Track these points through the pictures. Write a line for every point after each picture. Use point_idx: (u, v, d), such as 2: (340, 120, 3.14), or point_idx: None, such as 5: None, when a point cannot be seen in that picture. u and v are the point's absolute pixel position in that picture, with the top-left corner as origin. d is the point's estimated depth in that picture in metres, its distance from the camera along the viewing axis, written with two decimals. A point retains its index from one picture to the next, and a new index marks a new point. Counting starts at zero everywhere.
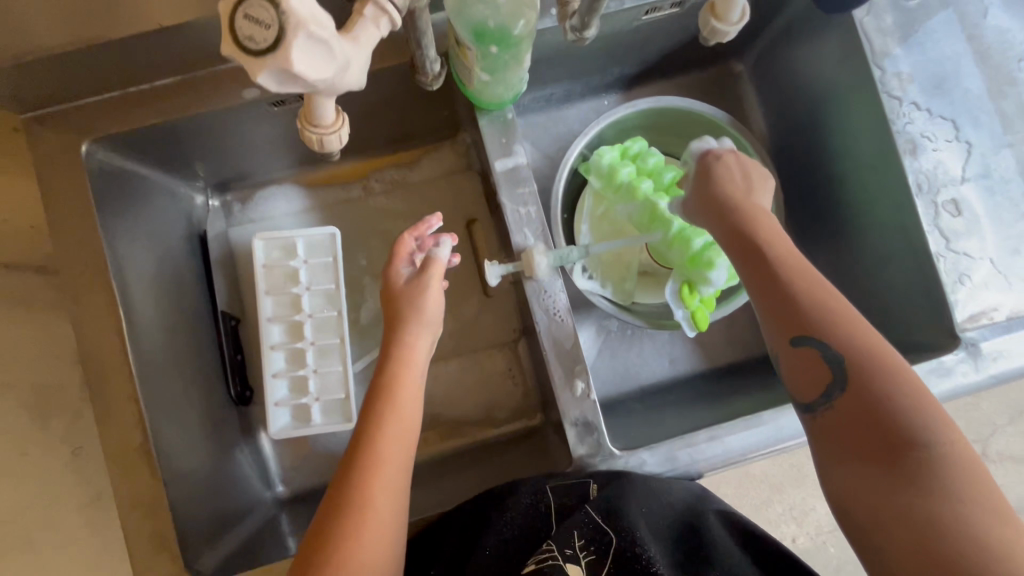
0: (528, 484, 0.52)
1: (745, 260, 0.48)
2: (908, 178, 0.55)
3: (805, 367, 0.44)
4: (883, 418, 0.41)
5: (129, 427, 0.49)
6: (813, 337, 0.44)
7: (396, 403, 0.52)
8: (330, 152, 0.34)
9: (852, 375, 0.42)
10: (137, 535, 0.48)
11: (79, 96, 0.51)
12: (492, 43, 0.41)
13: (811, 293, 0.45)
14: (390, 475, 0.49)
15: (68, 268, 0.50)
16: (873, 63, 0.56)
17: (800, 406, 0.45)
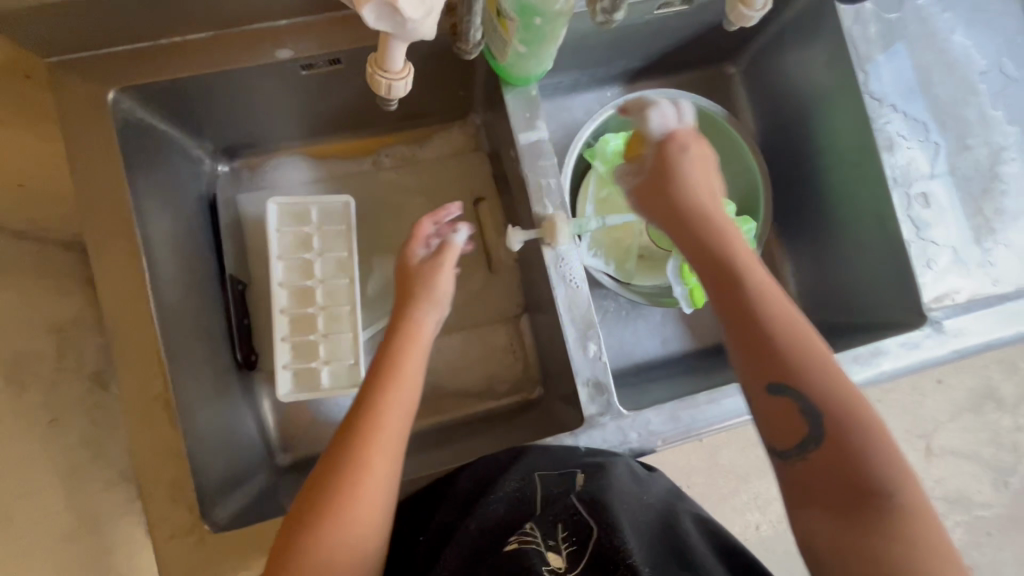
0: (516, 468, 0.53)
1: (724, 296, 0.48)
2: (886, 173, 0.61)
3: (782, 417, 0.45)
4: (851, 466, 0.43)
5: (148, 375, 0.49)
6: (792, 388, 0.45)
7: (399, 381, 0.53)
8: (395, 96, 0.37)
9: (828, 430, 0.44)
10: (155, 482, 0.48)
11: (109, 45, 0.51)
12: (535, 15, 0.45)
13: (791, 335, 0.46)
14: (393, 442, 0.50)
15: (91, 214, 0.49)
16: (858, 68, 0.62)
17: (773, 452, 0.46)
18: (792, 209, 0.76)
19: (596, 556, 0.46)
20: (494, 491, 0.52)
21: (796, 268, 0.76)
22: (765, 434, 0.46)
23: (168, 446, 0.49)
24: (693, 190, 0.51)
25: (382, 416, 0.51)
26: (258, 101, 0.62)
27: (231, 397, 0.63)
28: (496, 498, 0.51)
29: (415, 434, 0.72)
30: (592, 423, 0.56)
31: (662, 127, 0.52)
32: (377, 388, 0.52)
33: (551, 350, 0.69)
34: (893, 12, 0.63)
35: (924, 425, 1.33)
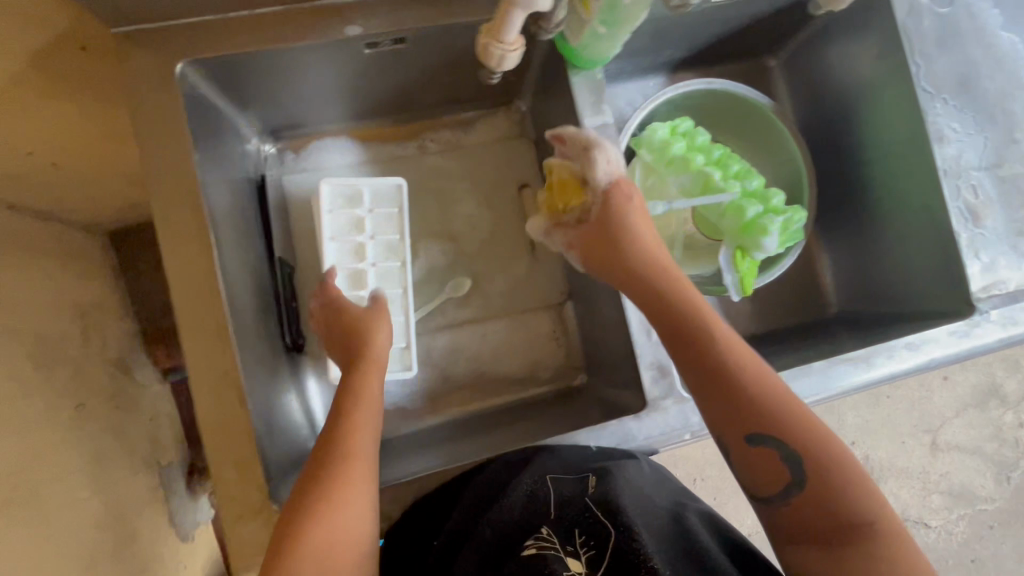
0: (527, 473, 0.54)
1: (684, 344, 0.51)
2: (936, 164, 0.62)
3: (761, 466, 0.48)
4: (827, 495, 0.46)
5: (216, 353, 0.48)
6: (768, 436, 0.47)
7: (359, 407, 0.53)
8: (506, 66, 0.48)
9: (808, 470, 0.46)
10: (222, 460, 0.48)
11: (176, 16, 0.50)
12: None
13: (753, 382, 0.49)
14: (363, 456, 0.50)
15: (158, 188, 0.49)
16: (910, 60, 0.63)
17: (758, 498, 0.49)
18: (832, 201, 0.77)
19: (614, 558, 0.46)
20: (509, 494, 0.53)
21: (837, 256, 0.77)
22: (747, 477, 0.49)
23: (236, 425, 0.49)
24: (639, 239, 0.56)
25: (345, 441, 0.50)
26: (311, 81, 0.61)
27: (281, 380, 0.62)
28: (510, 501, 0.53)
29: (458, 420, 0.72)
30: (655, 406, 0.57)
31: (606, 175, 0.58)
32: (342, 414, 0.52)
33: (598, 337, 0.69)
34: (945, 7, 0.64)
35: (932, 421, 1.36)
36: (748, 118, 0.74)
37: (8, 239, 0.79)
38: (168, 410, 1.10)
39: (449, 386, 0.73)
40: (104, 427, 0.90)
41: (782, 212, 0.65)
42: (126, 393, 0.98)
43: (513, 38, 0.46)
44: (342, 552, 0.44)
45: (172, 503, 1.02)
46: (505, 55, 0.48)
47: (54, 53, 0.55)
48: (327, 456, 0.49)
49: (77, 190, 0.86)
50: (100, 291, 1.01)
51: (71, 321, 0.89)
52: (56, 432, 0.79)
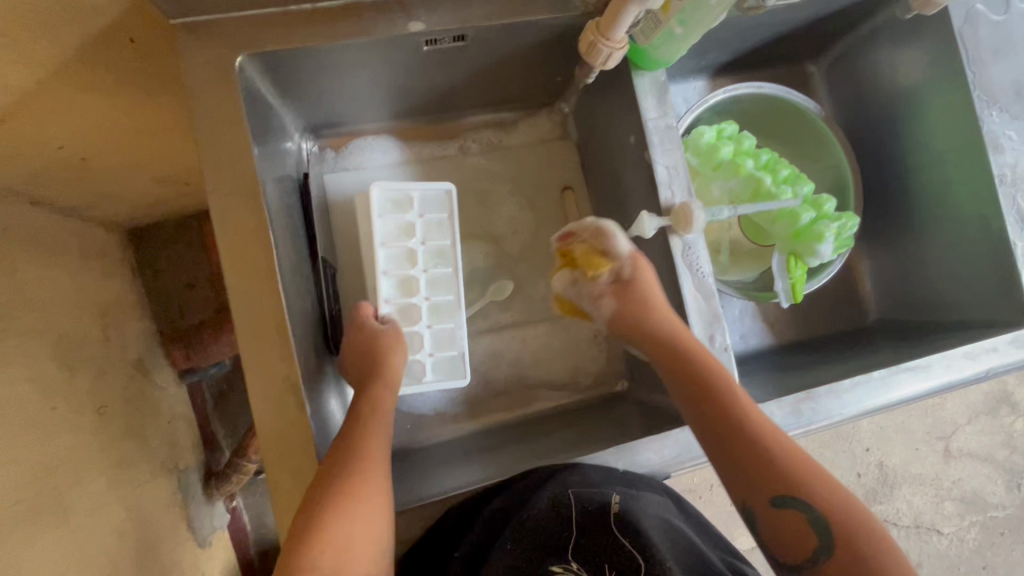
0: (550, 486, 0.53)
1: (704, 408, 0.51)
2: (992, 172, 0.62)
3: (787, 530, 0.47)
4: (859, 563, 0.45)
5: (274, 357, 0.47)
6: (792, 499, 0.47)
7: (368, 438, 0.50)
8: (607, 64, 0.49)
9: (836, 534, 0.46)
10: (279, 464, 0.47)
11: (238, 8, 0.49)
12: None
13: (773, 443, 0.49)
14: (376, 480, 0.48)
15: (217, 186, 0.47)
16: (966, 66, 0.63)
17: (785, 563, 0.48)
18: (875, 208, 0.76)
19: None
20: (531, 508, 0.53)
21: (877, 263, 0.77)
22: (773, 542, 0.48)
23: (294, 431, 0.47)
24: (661, 305, 0.56)
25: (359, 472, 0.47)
26: (360, 78, 0.60)
27: (325, 384, 0.61)
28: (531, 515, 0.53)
29: (499, 426, 0.71)
30: None
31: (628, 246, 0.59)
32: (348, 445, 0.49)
33: None
34: (999, 14, 0.64)
35: (945, 427, 1.36)
36: (793, 124, 0.74)
37: (31, 235, 0.77)
38: (185, 412, 1.07)
39: (488, 390, 0.72)
40: (125, 430, 0.87)
41: (835, 218, 0.64)
42: (145, 395, 0.96)
43: (619, 36, 0.47)
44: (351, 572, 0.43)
45: (191, 508, 0.99)
46: (611, 53, 0.49)
47: (102, 45, 0.53)
48: (332, 481, 0.46)
49: (103, 186, 0.84)
50: (120, 290, 0.98)
51: (92, 320, 0.87)
52: (80, 435, 0.77)
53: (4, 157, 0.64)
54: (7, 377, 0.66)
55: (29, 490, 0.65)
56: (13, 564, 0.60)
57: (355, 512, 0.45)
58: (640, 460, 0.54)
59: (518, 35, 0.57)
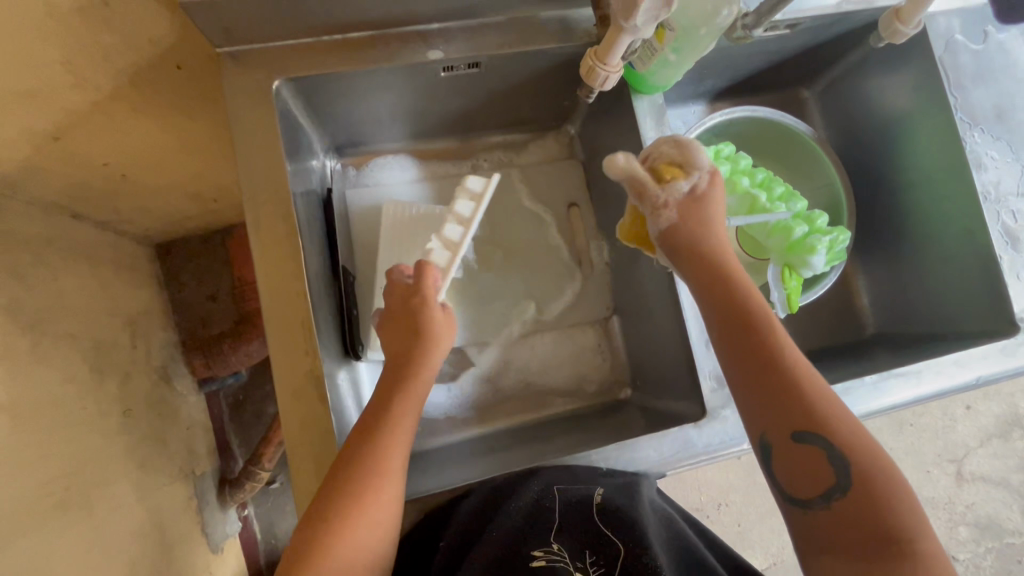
0: (534, 482, 0.55)
1: (739, 333, 0.50)
2: (977, 190, 0.66)
3: (804, 464, 0.47)
4: (871, 505, 0.44)
5: (299, 352, 0.51)
6: (816, 435, 0.47)
7: (391, 440, 0.51)
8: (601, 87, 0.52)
9: (854, 476, 0.45)
10: (299, 453, 0.51)
11: (279, 38, 0.55)
12: (702, 27, 0.51)
13: (807, 382, 0.48)
14: (384, 477, 0.49)
15: (252, 194, 0.52)
16: (948, 91, 0.67)
17: (793, 500, 0.48)
18: (869, 225, 0.79)
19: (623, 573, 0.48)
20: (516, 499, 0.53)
21: (873, 277, 0.79)
22: (786, 476, 0.48)
23: (315, 423, 0.51)
24: (720, 232, 0.54)
25: (379, 480, 0.48)
26: (382, 101, 0.65)
27: (341, 384, 0.64)
28: (516, 507, 0.53)
29: (506, 431, 0.73)
30: (714, 416, 0.57)
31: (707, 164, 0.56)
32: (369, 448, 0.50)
33: (647, 351, 0.71)
34: (979, 44, 0.68)
35: (956, 450, 1.35)
36: (788, 145, 0.78)
37: (71, 245, 0.83)
38: (203, 420, 1.11)
39: (496, 396, 0.75)
40: (148, 434, 0.91)
41: (827, 232, 0.67)
42: (167, 401, 1.00)
43: (615, 62, 0.50)
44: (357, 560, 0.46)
45: (205, 513, 1.02)
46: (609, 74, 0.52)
47: (153, 69, 0.58)
48: (343, 474, 0.48)
49: (138, 201, 0.90)
50: (147, 299, 1.04)
51: (121, 327, 0.92)
52: (105, 436, 0.81)
53: (54, 171, 0.70)
54: (43, 376, 0.71)
55: (58, 484, 0.68)
56: (44, 551, 0.64)
57: (364, 505, 0.47)
58: (639, 456, 0.57)
59: (527, 63, 0.62)
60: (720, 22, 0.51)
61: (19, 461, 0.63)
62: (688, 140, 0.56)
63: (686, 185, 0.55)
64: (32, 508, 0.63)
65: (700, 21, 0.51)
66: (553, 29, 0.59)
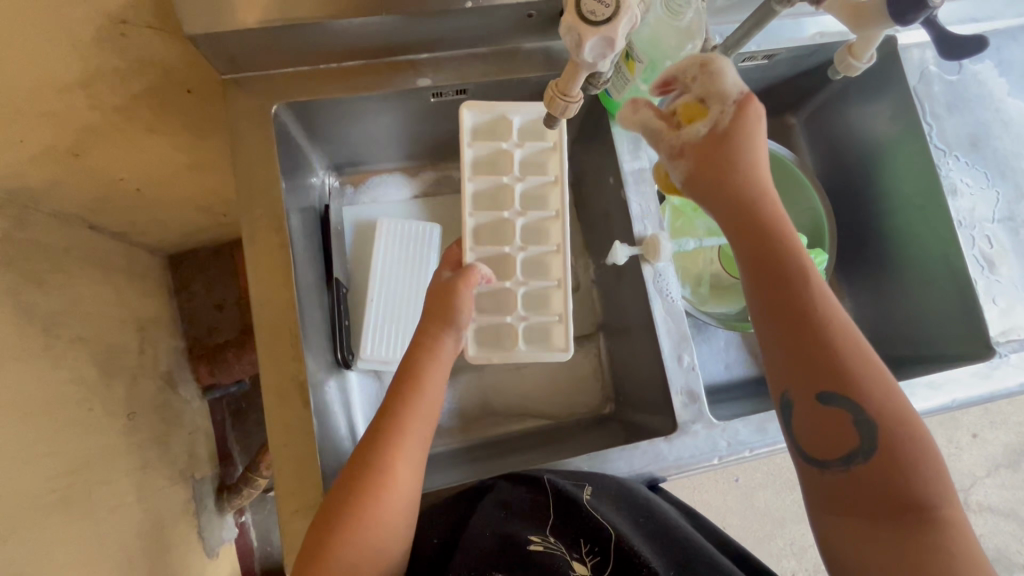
0: (529, 478, 0.58)
1: (771, 290, 0.48)
2: (953, 216, 0.67)
3: (827, 427, 0.46)
4: (896, 474, 0.44)
5: (286, 357, 0.54)
6: (843, 397, 0.45)
7: (398, 451, 0.52)
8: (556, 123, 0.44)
9: (877, 439, 0.45)
10: (282, 455, 0.53)
11: (279, 66, 0.59)
12: (665, 59, 0.55)
13: (839, 343, 0.46)
14: (390, 485, 0.51)
15: (249, 210, 0.56)
16: (923, 119, 0.69)
17: (811, 460, 0.47)
18: (853, 248, 0.81)
19: (617, 560, 0.50)
20: (510, 493, 0.56)
21: (858, 300, 0.80)
22: (808, 438, 0.47)
23: (298, 425, 0.54)
24: (754, 170, 0.49)
25: (372, 504, 0.49)
26: (377, 123, 0.69)
27: (329, 391, 0.67)
28: (509, 500, 0.56)
29: (489, 442, 0.75)
30: (684, 430, 0.59)
31: (738, 90, 0.49)
32: (365, 471, 0.51)
33: (628, 367, 0.72)
34: (953, 75, 0.71)
35: (962, 479, 1.31)
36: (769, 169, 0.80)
37: (86, 253, 0.88)
38: (205, 426, 1.14)
39: (482, 408, 0.77)
40: (151, 437, 0.94)
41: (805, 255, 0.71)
42: (171, 407, 1.03)
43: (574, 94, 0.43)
44: (365, 558, 0.49)
45: (202, 517, 1.04)
46: (586, 88, 0.54)
47: (165, 92, 0.63)
48: (349, 482, 0.50)
49: (152, 214, 0.95)
50: (156, 308, 1.08)
51: (131, 332, 0.96)
52: (111, 437, 0.84)
53: (72, 182, 0.74)
54: (54, 377, 0.75)
55: (61, 480, 0.72)
56: (44, 544, 0.66)
57: (372, 509, 0.49)
58: (611, 467, 0.59)
59: (513, 89, 0.65)
60: (684, 58, 0.55)
61: (25, 457, 0.67)
62: (714, 64, 0.49)
63: (704, 124, 0.49)
64: (35, 503, 0.66)
65: (663, 53, 0.54)
66: (538, 59, 0.63)
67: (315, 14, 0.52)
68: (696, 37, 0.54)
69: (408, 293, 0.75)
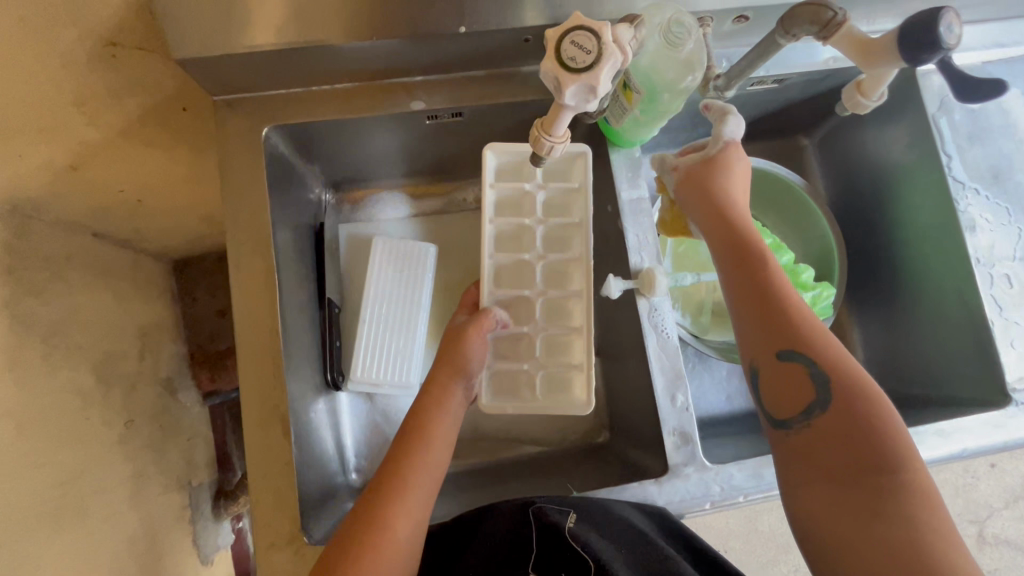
0: (511, 508, 0.55)
1: (737, 265, 0.54)
2: (969, 253, 0.64)
3: (788, 384, 0.49)
4: (855, 430, 0.46)
5: (269, 386, 0.54)
6: (799, 354, 0.49)
7: (402, 501, 0.52)
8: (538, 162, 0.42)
9: (834, 395, 0.47)
10: (261, 485, 0.53)
11: (271, 88, 0.58)
12: (665, 91, 0.53)
13: (798, 313, 0.51)
14: (393, 541, 0.50)
15: (237, 234, 0.56)
16: (941, 151, 0.66)
17: (777, 421, 0.50)
18: (865, 279, 0.78)
19: None
20: (490, 527, 0.54)
21: (869, 333, 0.77)
22: (772, 399, 0.50)
23: (278, 454, 0.53)
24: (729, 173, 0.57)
25: (371, 559, 0.48)
26: (372, 143, 0.68)
27: (317, 414, 0.67)
28: (490, 536, 0.54)
29: (479, 469, 0.74)
30: (675, 473, 0.57)
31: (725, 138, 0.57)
32: (366, 520, 0.51)
33: (625, 398, 0.70)
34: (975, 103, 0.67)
35: (976, 510, 1.18)
36: (779, 194, 0.77)
37: (88, 261, 0.88)
38: (205, 432, 1.14)
39: (473, 433, 0.75)
40: (149, 444, 0.95)
41: (811, 288, 0.68)
42: (171, 413, 1.04)
43: (560, 132, 0.40)
44: None
45: (197, 524, 1.04)
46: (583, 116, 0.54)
47: (161, 111, 0.63)
48: (349, 540, 0.50)
49: (155, 223, 0.95)
50: (159, 313, 1.08)
51: (132, 339, 0.96)
52: (107, 446, 0.84)
53: (74, 195, 0.75)
54: (50, 387, 0.75)
55: (54, 491, 0.72)
56: (35, 556, 0.67)
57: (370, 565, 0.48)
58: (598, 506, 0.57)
59: (509, 113, 0.63)
60: (682, 88, 0.53)
61: (16, 469, 0.67)
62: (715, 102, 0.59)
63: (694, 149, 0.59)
64: (26, 513, 0.67)
65: (661, 84, 0.53)
66: (535, 83, 0.61)
67: (302, 39, 0.51)
68: (694, 68, 0.53)
69: (402, 314, 0.74)
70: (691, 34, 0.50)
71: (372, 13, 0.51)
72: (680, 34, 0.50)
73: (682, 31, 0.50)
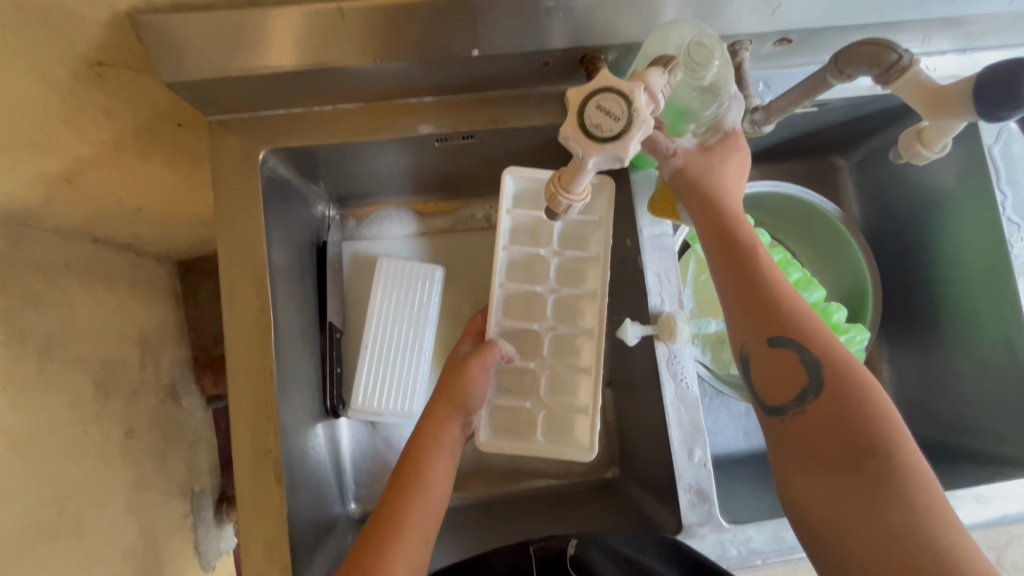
0: (509, 545, 0.53)
1: (723, 246, 0.49)
2: (1019, 303, 0.60)
3: (779, 370, 0.45)
4: (851, 416, 0.42)
5: (262, 429, 0.52)
6: (791, 338, 0.45)
7: (395, 553, 0.47)
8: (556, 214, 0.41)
9: (827, 380, 0.43)
10: (254, 533, 0.51)
11: (267, 108, 0.55)
12: (690, 121, 0.49)
13: (786, 296, 0.47)
14: None
15: (228, 266, 0.53)
16: (997, 186, 0.60)
17: (768, 410, 0.46)
18: (900, 314, 0.72)
19: None
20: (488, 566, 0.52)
21: (900, 372, 0.72)
22: (764, 387, 0.46)
23: (270, 500, 0.51)
24: (722, 154, 0.50)
25: None
26: (379, 163, 0.64)
27: (317, 445, 0.65)
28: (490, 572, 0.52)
29: (482, 503, 0.71)
30: (689, 532, 0.53)
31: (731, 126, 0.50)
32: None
33: (637, 437, 0.67)
34: None
35: None
36: (810, 222, 0.71)
37: (88, 266, 0.86)
38: (208, 436, 1.13)
39: (476, 464, 0.72)
40: (151, 453, 0.93)
41: (844, 330, 0.64)
42: (173, 420, 1.03)
43: (582, 189, 0.39)
44: None
45: (199, 531, 1.03)
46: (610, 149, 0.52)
47: (154, 126, 0.59)
48: None
49: (156, 228, 0.93)
50: (160, 317, 1.06)
51: (133, 346, 0.95)
52: (107, 459, 0.82)
53: (70, 208, 0.72)
54: (45, 403, 0.73)
55: (50, 509, 0.70)
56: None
57: None
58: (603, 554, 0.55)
59: (523, 134, 0.59)
60: (709, 116, 0.49)
61: (8, 491, 0.64)
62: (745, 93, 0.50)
63: (693, 138, 0.51)
64: (20, 535, 0.65)
65: (686, 113, 0.48)
66: (550, 106, 0.57)
67: (301, 62, 0.47)
68: (721, 94, 0.47)
69: (405, 338, 0.70)
70: (714, 53, 0.43)
71: (375, 35, 0.46)
72: (701, 57, 0.43)
73: (703, 54, 0.43)
